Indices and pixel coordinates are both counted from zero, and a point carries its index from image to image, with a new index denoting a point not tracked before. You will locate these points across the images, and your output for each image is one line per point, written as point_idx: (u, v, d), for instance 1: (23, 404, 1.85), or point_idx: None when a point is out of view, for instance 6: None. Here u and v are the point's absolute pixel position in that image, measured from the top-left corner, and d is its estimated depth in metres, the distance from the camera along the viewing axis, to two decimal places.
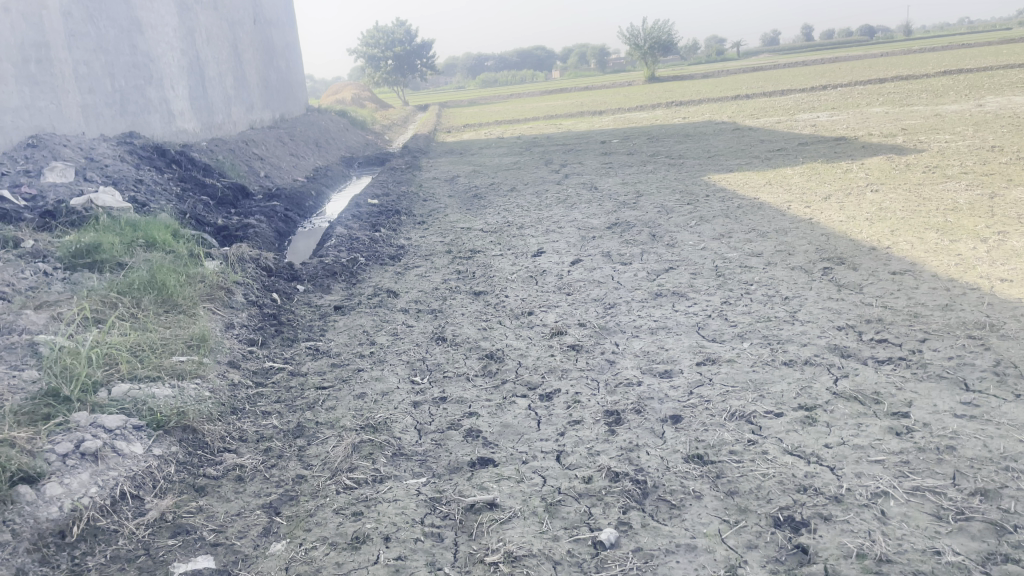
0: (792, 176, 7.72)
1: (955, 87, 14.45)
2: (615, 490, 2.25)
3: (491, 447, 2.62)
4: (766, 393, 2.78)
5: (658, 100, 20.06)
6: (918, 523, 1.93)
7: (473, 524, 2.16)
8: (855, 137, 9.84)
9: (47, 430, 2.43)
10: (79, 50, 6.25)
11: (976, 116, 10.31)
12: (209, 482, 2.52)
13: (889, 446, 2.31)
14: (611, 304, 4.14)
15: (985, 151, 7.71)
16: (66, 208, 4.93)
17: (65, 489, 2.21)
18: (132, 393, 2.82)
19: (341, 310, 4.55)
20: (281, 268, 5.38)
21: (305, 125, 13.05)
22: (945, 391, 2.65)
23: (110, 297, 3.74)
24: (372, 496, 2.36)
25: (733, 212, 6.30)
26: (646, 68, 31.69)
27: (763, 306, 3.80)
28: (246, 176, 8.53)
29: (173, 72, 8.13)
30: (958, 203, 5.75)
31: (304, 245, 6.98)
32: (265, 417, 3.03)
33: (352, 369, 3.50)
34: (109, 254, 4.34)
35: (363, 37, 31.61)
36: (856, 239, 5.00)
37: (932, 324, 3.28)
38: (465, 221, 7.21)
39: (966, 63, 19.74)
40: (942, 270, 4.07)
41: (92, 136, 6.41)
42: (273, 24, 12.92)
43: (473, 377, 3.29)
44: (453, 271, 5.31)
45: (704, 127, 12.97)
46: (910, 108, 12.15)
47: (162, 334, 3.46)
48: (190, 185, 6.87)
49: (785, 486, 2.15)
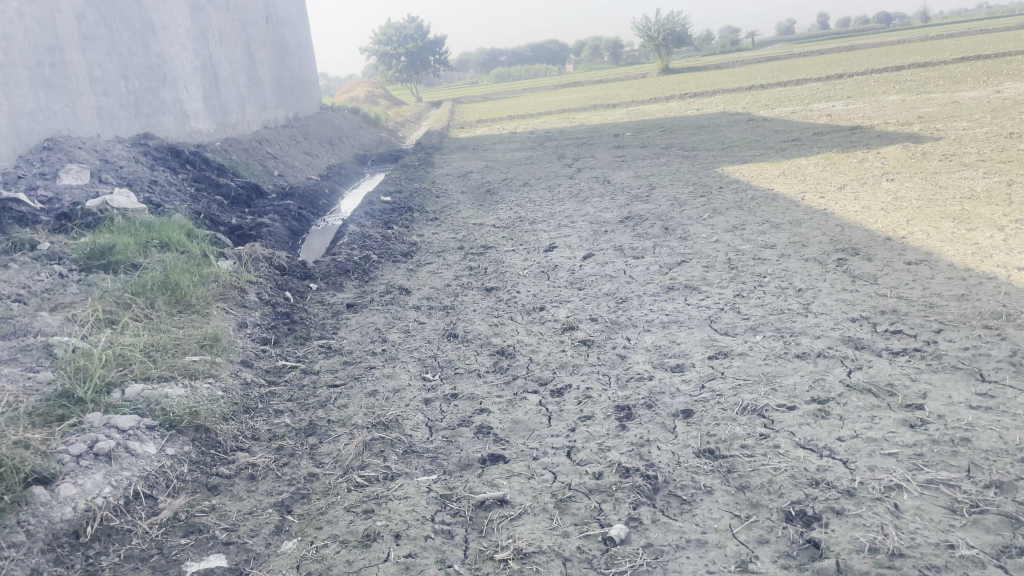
0: (807, 166, 7.65)
1: (973, 73, 14.28)
2: (626, 486, 2.23)
3: (502, 443, 2.62)
4: (778, 386, 2.77)
5: (671, 91, 19.96)
6: (932, 516, 1.91)
7: (483, 522, 2.16)
8: (871, 126, 9.74)
9: (62, 431, 2.45)
10: (93, 52, 6.30)
11: (993, 103, 10.17)
12: (221, 480, 2.54)
13: (903, 438, 2.28)
14: (623, 298, 4.12)
15: (1004, 138, 7.60)
16: (82, 210, 4.98)
17: (79, 490, 2.23)
18: (145, 393, 2.84)
19: (354, 308, 4.56)
20: (294, 267, 5.40)
21: (318, 124, 13.09)
22: (961, 382, 2.62)
23: (124, 299, 3.77)
24: (383, 494, 2.36)
25: (747, 204, 6.27)
26: (659, 61, 31.48)
27: (777, 298, 3.77)
28: (260, 175, 8.57)
29: (186, 73, 8.18)
30: (975, 191, 5.68)
31: (318, 243, 7.01)
32: (278, 415, 3.04)
33: (364, 367, 3.51)
34: (123, 255, 4.38)
35: (376, 35, 31.78)
36: (871, 229, 4.95)
37: (948, 315, 3.25)
38: (477, 217, 7.21)
39: (984, 48, 19.50)
40: (958, 260, 4.01)
41: (106, 138, 6.46)
42: (285, 24, 12.96)
43: (484, 373, 3.28)
44: (465, 267, 5.31)
45: (717, 119, 12.90)
46: (926, 96, 12.02)
47: (176, 334, 3.48)
48: (205, 185, 6.91)
49: (797, 481, 2.13)
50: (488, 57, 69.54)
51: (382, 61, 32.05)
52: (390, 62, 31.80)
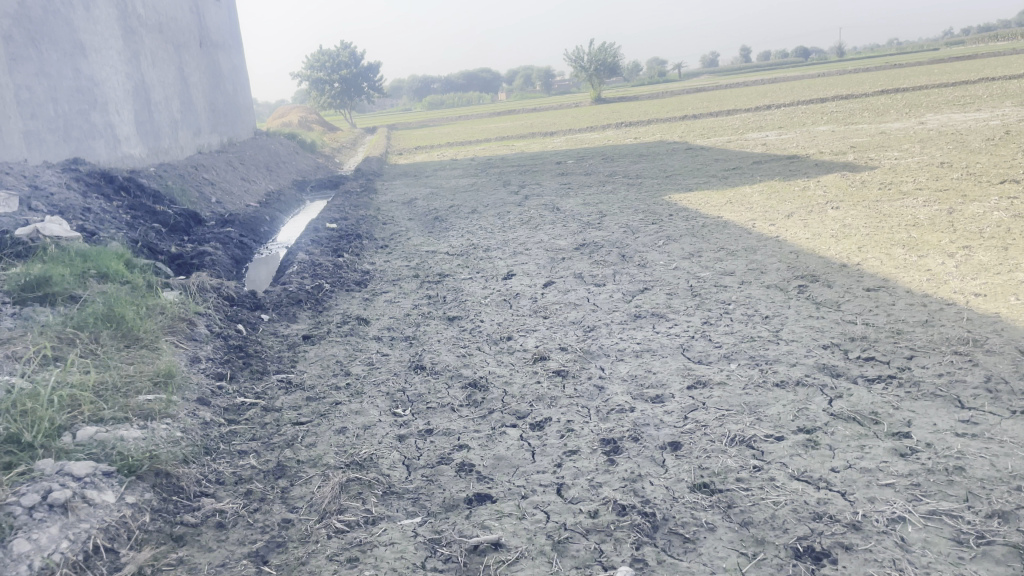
0: (751, 194, 7.79)
1: (895, 106, 14.90)
2: (624, 525, 2.16)
3: (487, 482, 2.52)
4: (763, 416, 2.73)
5: (609, 120, 20.27)
6: (941, 549, 1.89)
7: (478, 567, 2.05)
8: (808, 155, 10.02)
9: (10, 480, 2.25)
10: (20, 74, 6.01)
11: (919, 134, 10.60)
12: (188, 530, 2.37)
13: (897, 468, 2.27)
14: (591, 327, 4.07)
15: (936, 168, 7.89)
16: (12, 238, 4.68)
17: (34, 545, 2.03)
18: (99, 436, 2.64)
19: (311, 340, 4.39)
20: (244, 297, 5.19)
21: (255, 150, 12.81)
22: (941, 409, 2.63)
23: (66, 334, 3.54)
24: (366, 540, 2.23)
25: (699, 231, 6.33)
26: (592, 90, 32.05)
27: (745, 326, 3.77)
28: (197, 202, 8.29)
29: (117, 96, 7.87)
30: (918, 218, 5.85)
31: (263, 273, 6.80)
32: (242, 456, 2.87)
33: (329, 403, 3.35)
34: (60, 286, 4.11)
35: (311, 61, 31.59)
36: (825, 256, 5.02)
37: (917, 341, 3.28)
38: (429, 244, 7.10)
39: (904, 82, 20.43)
40: (916, 286, 4.10)
41: (35, 163, 6.14)
42: (219, 47, 12.67)
43: (457, 408, 3.17)
44: (424, 296, 5.20)
45: (656, 147, 13.13)
46: (855, 126, 12.46)
47: (126, 371, 3.28)
48: (141, 213, 6.65)
49: (799, 515, 2.09)
50: (422, 84, 69.97)
51: (317, 86, 31.78)
52: (323, 88, 31.59)
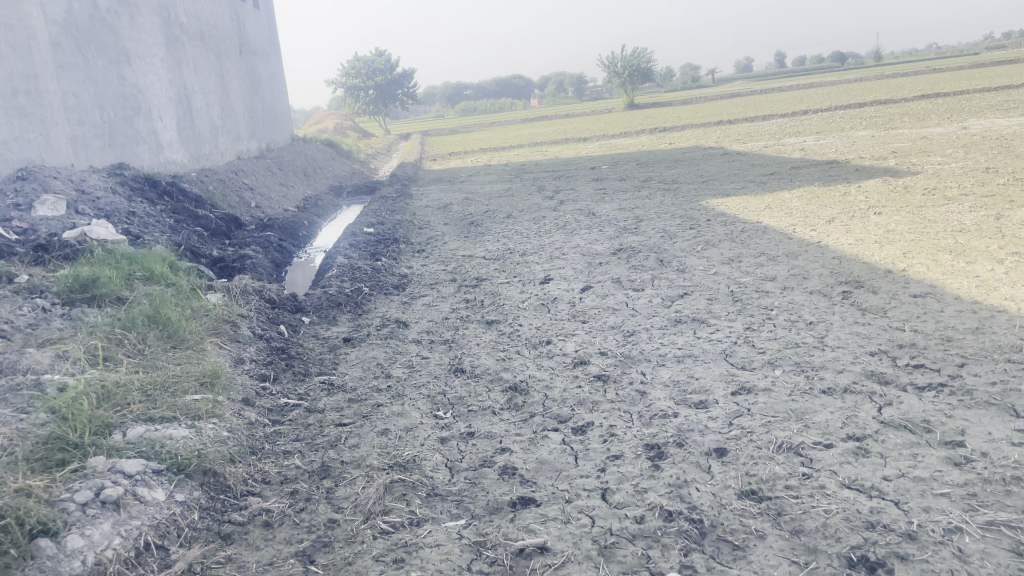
0: (791, 199, 7.69)
1: (936, 109, 14.63)
2: (672, 531, 2.14)
3: (530, 485, 2.51)
4: (810, 423, 2.69)
5: (643, 125, 20.17)
6: (1000, 561, 1.84)
7: (524, 571, 2.05)
8: (848, 160, 9.85)
9: (63, 478, 2.30)
10: (68, 81, 6.15)
11: (963, 138, 10.38)
12: (235, 529, 2.40)
13: (951, 478, 2.22)
14: (631, 332, 4.05)
15: (982, 172, 7.73)
16: (60, 241, 4.76)
17: (88, 541, 2.07)
18: (148, 435, 2.68)
19: (352, 342, 4.42)
20: (284, 300, 5.24)
21: (293, 155, 12.96)
22: (996, 418, 2.57)
23: (116, 334, 3.59)
24: (412, 541, 2.23)
25: (739, 236, 6.26)
26: (625, 95, 31.92)
27: (789, 332, 3.72)
28: (237, 206, 8.41)
29: (161, 103, 8.02)
30: (964, 224, 5.72)
31: (301, 277, 6.87)
32: (287, 457, 2.90)
33: (371, 405, 3.37)
34: (108, 288, 4.18)
35: (347, 68, 31.97)
36: (869, 262, 4.93)
37: (968, 348, 3.21)
38: (466, 248, 7.12)
39: (947, 86, 20.03)
40: (965, 293, 4.00)
41: (81, 168, 6.27)
42: (258, 55, 12.87)
43: (498, 411, 3.17)
44: (462, 299, 5.21)
45: (692, 152, 13.05)
46: (896, 131, 12.23)
47: (174, 371, 3.34)
48: (183, 217, 6.76)
49: (852, 524, 2.05)
50: (454, 90, 70.52)
51: (352, 94, 32.13)
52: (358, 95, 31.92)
